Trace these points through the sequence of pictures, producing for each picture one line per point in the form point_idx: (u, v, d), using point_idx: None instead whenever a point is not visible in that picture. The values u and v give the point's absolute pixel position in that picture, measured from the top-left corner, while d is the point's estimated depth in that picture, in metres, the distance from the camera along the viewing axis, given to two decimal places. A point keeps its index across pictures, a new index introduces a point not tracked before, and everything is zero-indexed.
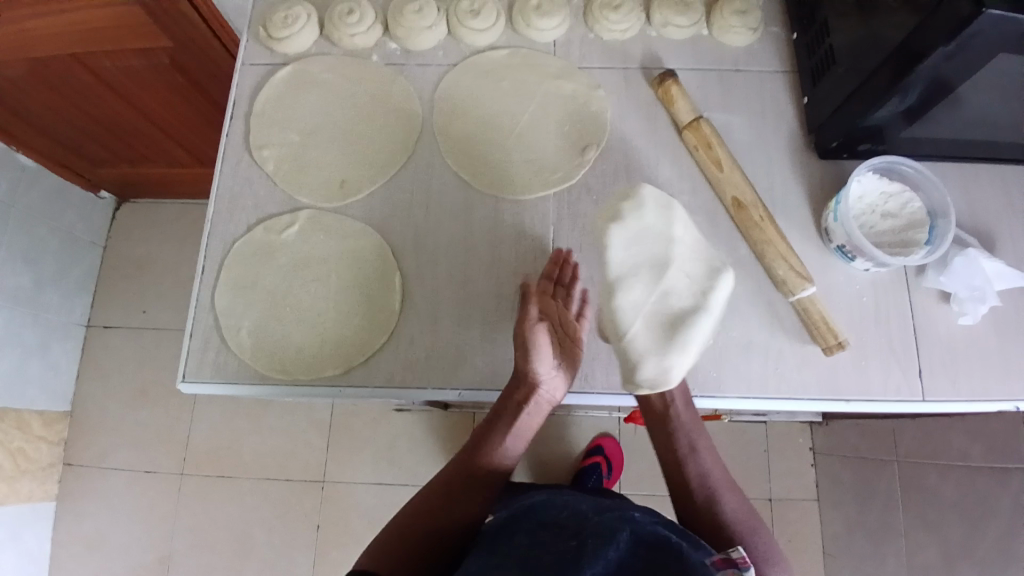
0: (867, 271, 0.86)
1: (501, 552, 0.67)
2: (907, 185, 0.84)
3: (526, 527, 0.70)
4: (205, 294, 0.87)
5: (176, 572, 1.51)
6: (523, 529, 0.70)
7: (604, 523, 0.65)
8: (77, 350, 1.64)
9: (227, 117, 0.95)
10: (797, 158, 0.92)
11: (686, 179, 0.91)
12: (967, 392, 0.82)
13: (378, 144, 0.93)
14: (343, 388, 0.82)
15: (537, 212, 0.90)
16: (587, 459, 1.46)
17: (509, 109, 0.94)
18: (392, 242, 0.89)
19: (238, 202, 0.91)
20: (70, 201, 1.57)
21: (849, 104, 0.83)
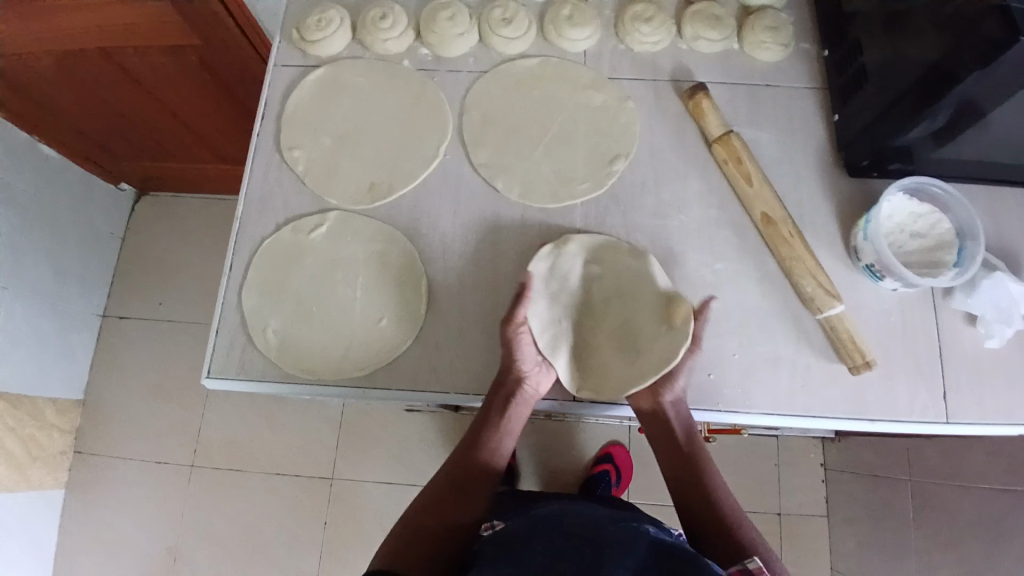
0: (895, 290, 0.86)
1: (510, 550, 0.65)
2: (937, 206, 0.84)
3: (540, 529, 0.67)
4: (232, 292, 0.88)
5: (183, 563, 1.52)
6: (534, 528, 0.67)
7: (620, 533, 0.64)
8: (94, 340, 1.65)
9: (258, 118, 0.96)
10: (826, 175, 0.92)
11: (713, 193, 0.91)
12: (993, 414, 0.82)
13: (408, 149, 0.93)
14: (367, 389, 0.83)
15: (563, 220, 0.90)
16: (597, 466, 1.46)
17: (539, 117, 0.95)
18: (418, 245, 0.89)
19: (267, 201, 0.92)
20: (93, 193, 1.59)
21: (881, 124, 0.83)
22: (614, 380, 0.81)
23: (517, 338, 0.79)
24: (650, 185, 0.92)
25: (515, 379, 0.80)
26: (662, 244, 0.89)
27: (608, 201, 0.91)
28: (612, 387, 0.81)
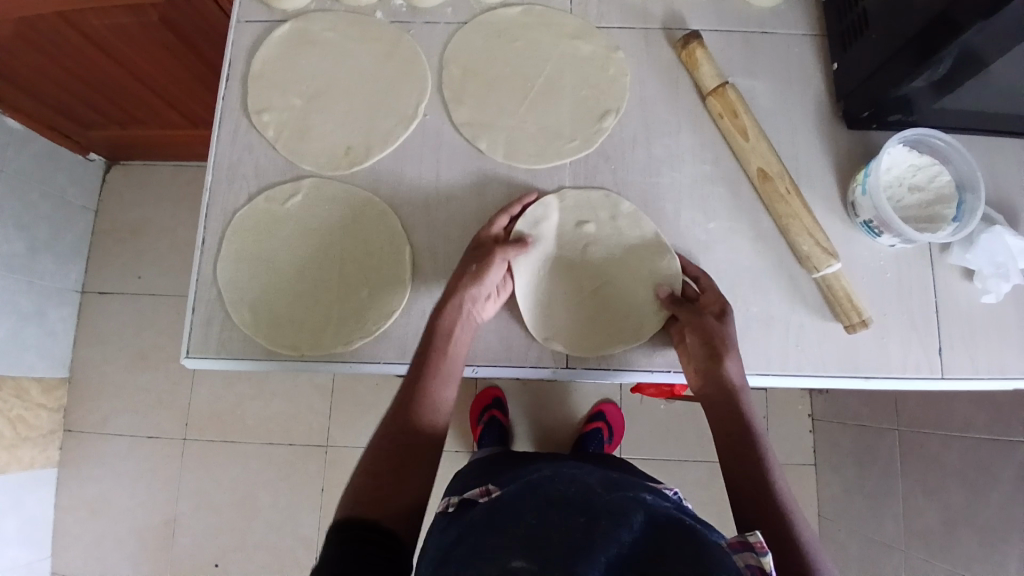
0: (892, 246, 0.84)
1: (498, 525, 0.61)
2: (936, 158, 0.81)
3: (532, 503, 0.63)
4: (207, 267, 0.84)
5: (182, 534, 1.53)
6: (525, 500, 0.63)
7: (614, 503, 0.61)
8: (74, 316, 1.61)
9: (223, 79, 0.89)
10: (823, 127, 0.88)
11: (707, 149, 0.87)
12: (985, 368, 0.81)
13: (385, 109, 0.88)
14: (353, 364, 0.80)
15: (551, 180, 0.87)
16: (589, 425, 1.46)
17: (524, 71, 0.89)
18: (401, 212, 0.85)
19: (238, 169, 0.86)
20: (61, 164, 1.51)
21: (881, 73, 0.79)
22: (619, 330, 0.82)
23: (496, 257, 0.77)
24: (642, 141, 0.88)
25: (467, 290, 0.76)
26: (653, 203, 0.86)
27: (598, 159, 0.87)
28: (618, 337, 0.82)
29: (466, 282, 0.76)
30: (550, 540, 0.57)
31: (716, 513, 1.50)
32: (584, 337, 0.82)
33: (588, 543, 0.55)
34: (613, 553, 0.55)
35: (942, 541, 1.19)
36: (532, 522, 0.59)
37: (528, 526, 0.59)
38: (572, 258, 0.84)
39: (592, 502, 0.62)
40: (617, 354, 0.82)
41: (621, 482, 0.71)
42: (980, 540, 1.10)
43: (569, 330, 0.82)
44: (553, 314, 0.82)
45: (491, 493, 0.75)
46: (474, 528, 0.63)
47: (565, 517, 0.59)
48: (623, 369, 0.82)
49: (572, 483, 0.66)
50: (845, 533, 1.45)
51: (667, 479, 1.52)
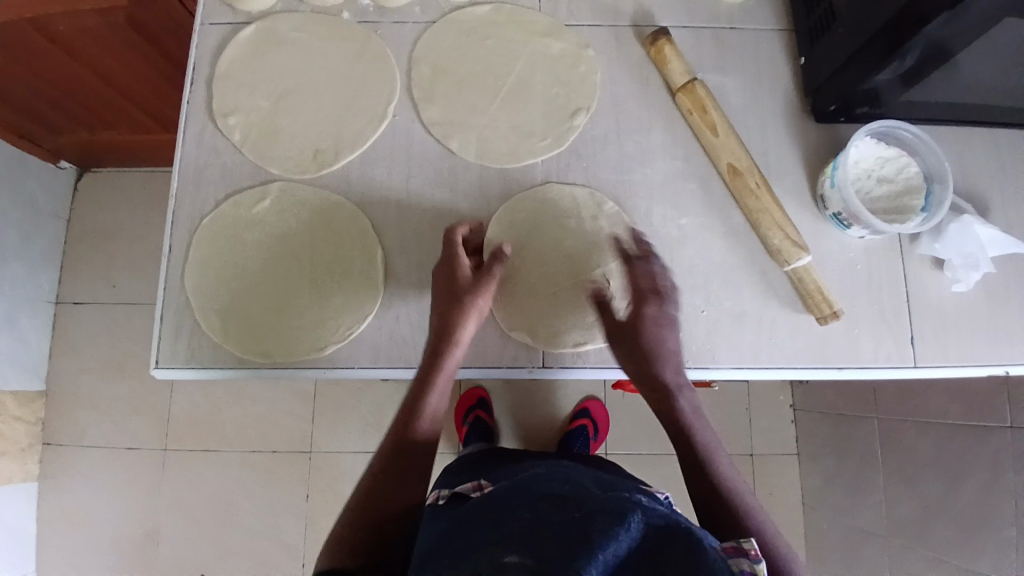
0: (861, 238, 0.85)
1: (494, 523, 0.60)
2: (903, 150, 0.82)
3: (526, 500, 0.63)
4: (175, 275, 0.82)
5: (165, 546, 1.50)
6: (519, 498, 0.63)
7: (614, 502, 0.58)
8: (48, 327, 1.57)
9: (188, 83, 0.88)
10: (793, 121, 0.89)
11: (678, 145, 0.88)
12: (956, 357, 0.82)
13: (354, 110, 0.87)
14: (327, 369, 0.79)
15: (523, 180, 0.86)
16: (573, 423, 1.46)
17: (494, 70, 0.89)
18: (372, 214, 0.84)
19: (205, 175, 0.85)
20: (30, 171, 1.47)
21: (848, 66, 0.79)
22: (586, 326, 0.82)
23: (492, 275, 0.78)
24: (614, 139, 0.88)
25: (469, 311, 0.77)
26: (626, 201, 0.86)
27: (571, 158, 0.87)
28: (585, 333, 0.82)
29: (453, 307, 0.76)
30: (544, 535, 0.55)
31: None
32: (551, 332, 0.82)
33: (585, 542, 0.52)
34: (610, 551, 0.52)
35: (922, 528, 1.20)
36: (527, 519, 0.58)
37: (523, 521, 0.58)
38: (538, 245, 0.84)
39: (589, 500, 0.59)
40: (592, 352, 0.82)
41: (615, 486, 0.69)
42: (958, 526, 1.12)
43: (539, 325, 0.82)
44: (517, 304, 0.82)
45: (483, 488, 0.76)
46: (467, 525, 0.63)
47: (560, 514, 0.58)
48: (599, 366, 0.82)
49: (567, 483, 0.65)
50: (828, 523, 1.47)
51: (652, 474, 1.53)
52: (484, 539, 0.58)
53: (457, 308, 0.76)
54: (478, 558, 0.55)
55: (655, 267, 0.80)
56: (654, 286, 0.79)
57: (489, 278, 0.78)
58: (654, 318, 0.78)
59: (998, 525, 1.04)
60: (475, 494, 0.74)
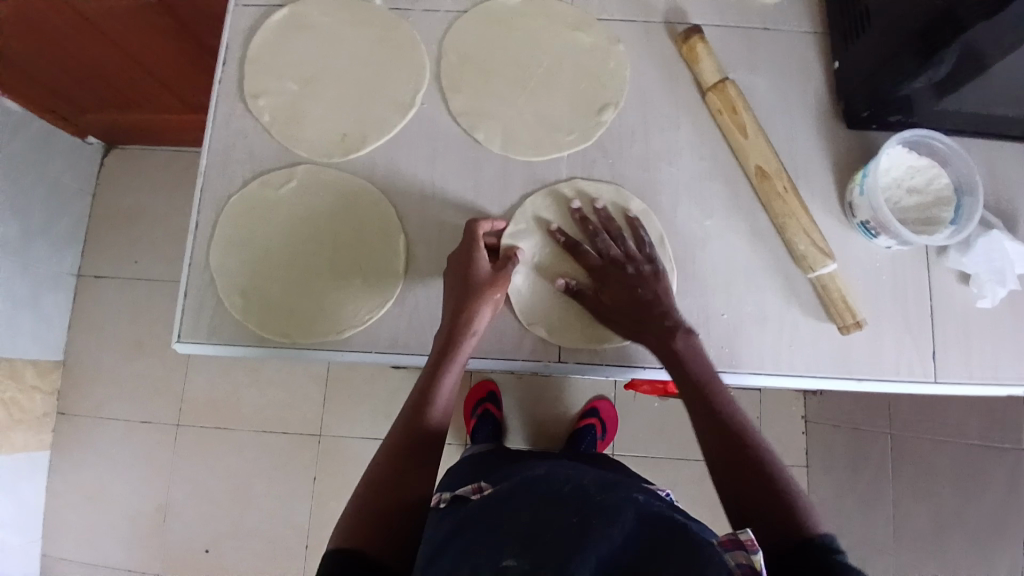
0: (888, 248, 0.84)
1: (494, 523, 0.61)
2: (935, 160, 0.81)
3: (527, 499, 0.63)
4: (199, 252, 0.83)
5: (173, 520, 1.53)
6: (520, 497, 0.64)
7: (609, 502, 0.60)
8: (70, 300, 1.60)
9: (219, 62, 0.89)
10: (823, 126, 0.87)
11: (705, 145, 0.87)
12: (979, 373, 0.81)
13: (381, 97, 0.87)
14: (344, 351, 0.80)
15: (547, 174, 0.86)
16: (582, 421, 1.46)
17: (523, 62, 0.88)
18: (395, 201, 0.85)
19: (232, 154, 0.86)
20: (59, 146, 1.50)
21: (883, 72, 0.78)
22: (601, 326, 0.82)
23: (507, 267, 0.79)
24: (641, 136, 0.87)
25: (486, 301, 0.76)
26: (650, 199, 0.85)
27: (596, 153, 0.87)
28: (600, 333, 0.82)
29: (471, 301, 0.75)
30: (544, 539, 0.56)
31: (707, 512, 1.50)
32: (566, 330, 0.82)
33: (580, 539, 0.55)
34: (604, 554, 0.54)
35: (932, 545, 1.19)
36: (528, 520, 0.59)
37: (523, 522, 0.59)
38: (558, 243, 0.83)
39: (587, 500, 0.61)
40: (609, 351, 0.82)
41: (615, 480, 0.71)
42: (970, 546, 1.10)
43: (555, 323, 0.82)
44: (537, 302, 0.82)
45: (483, 489, 0.76)
46: (470, 525, 0.64)
47: (559, 515, 0.59)
48: (616, 364, 0.82)
49: (567, 478, 0.66)
50: (835, 535, 1.45)
51: (659, 476, 1.52)
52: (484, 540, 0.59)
53: (474, 298, 0.76)
54: (479, 561, 0.56)
55: (609, 241, 0.80)
56: (612, 257, 0.80)
57: (505, 271, 0.78)
58: (632, 281, 0.78)
59: (1011, 546, 1.03)
60: (476, 496, 0.75)
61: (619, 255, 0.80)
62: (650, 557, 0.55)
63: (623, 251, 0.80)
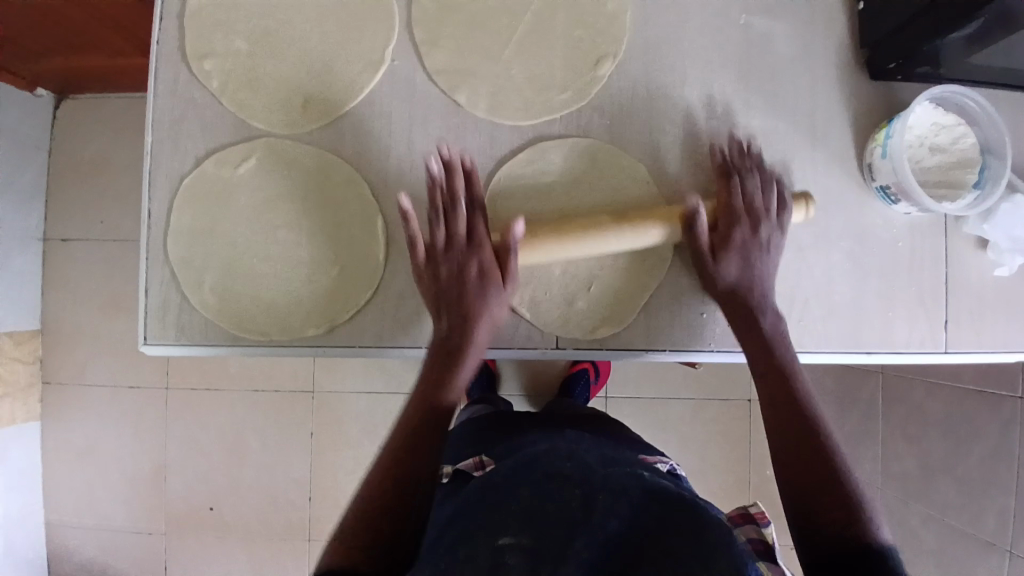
0: (906, 213, 0.78)
1: (491, 503, 0.60)
2: (963, 118, 0.73)
3: (528, 477, 0.63)
4: (157, 242, 0.76)
5: (172, 481, 1.53)
6: (522, 476, 0.63)
7: (614, 480, 0.60)
8: (38, 265, 1.51)
9: (157, 16, 0.77)
10: (841, 76, 0.79)
11: (714, 101, 0.78)
12: (990, 343, 0.78)
13: (348, 55, 0.76)
14: (326, 348, 0.74)
15: (530, 146, 0.77)
16: (575, 367, 1.44)
17: (507, 8, 0.77)
18: (370, 176, 0.76)
19: (182, 128, 0.76)
20: (4, 102, 1.36)
21: (914, 22, 0.69)
22: (592, 306, 0.77)
23: (458, 197, 0.70)
24: (643, 92, 0.78)
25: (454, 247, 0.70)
26: (652, 165, 0.78)
27: (593, 114, 0.78)
28: (590, 313, 0.77)
29: (439, 258, 0.70)
30: (545, 522, 0.56)
31: (697, 451, 1.54)
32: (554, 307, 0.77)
33: (585, 520, 0.55)
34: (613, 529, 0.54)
35: (921, 487, 1.22)
36: (528, 499, 0.59)
37: (524, 503, 0.59)
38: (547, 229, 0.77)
39: (590, 479, 0.61)
40: (609, 333, 0.77)
41: (616, 457, 0.71)
42: (961, 489, 1.13)
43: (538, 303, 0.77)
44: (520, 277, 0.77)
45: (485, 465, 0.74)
46: (468, 508, 0.62)
47: (562, 494, 0.59)
48: (616, 349, 0.77)
49: (569, 457, 0.66)
50: None
51: (651, 418, 1.54)
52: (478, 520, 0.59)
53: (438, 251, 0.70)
54: (471, 544, 0.56)
55: (752, 189, 0.73)
56: (748, 206, 0.72)
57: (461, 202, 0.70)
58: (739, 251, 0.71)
59: (1000, 492, 1.05)
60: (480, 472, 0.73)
61: (757, 207, 0.73)
62: (656, 527, 0.55)
63: (762, 204, 0.73)
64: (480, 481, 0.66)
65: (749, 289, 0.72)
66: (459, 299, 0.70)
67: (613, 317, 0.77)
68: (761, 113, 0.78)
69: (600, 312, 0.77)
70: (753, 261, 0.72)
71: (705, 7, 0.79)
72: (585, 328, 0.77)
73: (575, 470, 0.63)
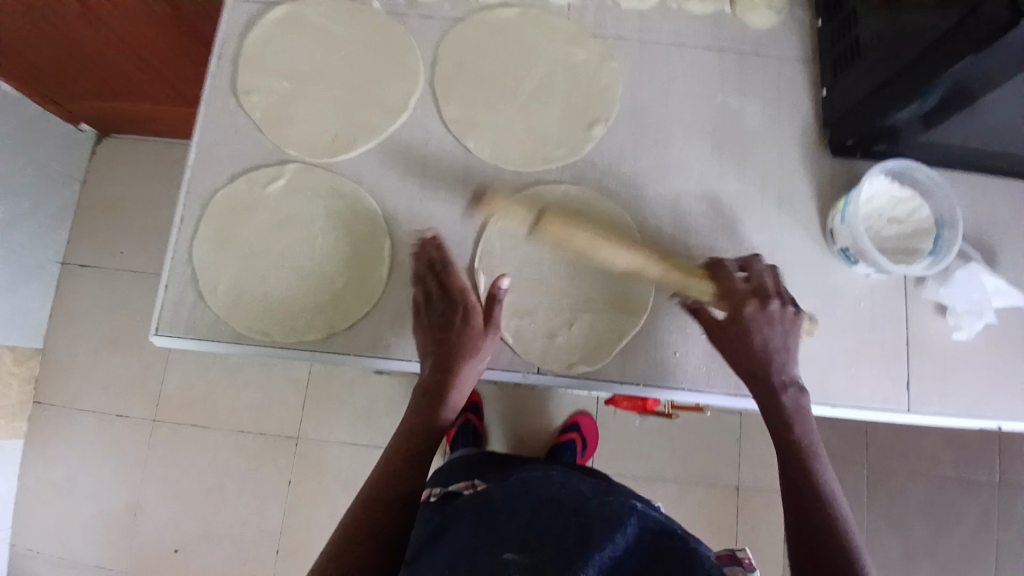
0: (868, 276, 0.85)
1: (489, 528, 0.62)
2: (918, 192, 0.82)
3: (523, 502, 0.64)
4: (183, 246, 0.83)
5: (143, 519, 1.50)
6: (517, 501, 0.65)
7: (608, 508, 0.61)
8: (53, 289, 1.58)
9: (214, 56, 0.89)
10: (808, 153, 0.89)
11: (695, 164, 0.88)
12: (955, 406, 0.82)
13: (374, 101, 0.87)
14: (323, 353, 0.79)
15: (534, 185, 0.86)
16: (563, 435, 1.46)
17: (516, 74, 0.89)
18: (383, 203, 0.84)
19: (221, 149, 0.85)
20: (49, 134, 1.48)
21: (870, 102, 0.80)
22: (578, 337, 0.82)
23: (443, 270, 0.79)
24: (631, 154, 0.88)
25: (436, 312, 0.77)
26: (637, 216, 0.86)
27: (585, 168, 0.87)
28: (575, 342, 0.82)
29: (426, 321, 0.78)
30: (541, 542, 0.58)
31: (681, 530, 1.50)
32: (539, 340, 0.82)
33: (582, 543, 0.56)
34: (609, 554, 0.55)
35: None
36: (524, 524, 0.60)
37: (522, 526, 0.60)
38: (538, 257, 0.84)
39: (582, 504, 0.62)
40: (585, 364, 0.81)
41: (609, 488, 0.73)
42: None
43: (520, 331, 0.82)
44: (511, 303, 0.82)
45: (475, 486, 0.81)
46: (467, 527, 0.64)
47: (556, 517, 0.60)
48: (594, 380, 0.81)
49: (562, 485, 0.68)
50: None
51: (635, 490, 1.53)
52: (479, 541, 0.60)
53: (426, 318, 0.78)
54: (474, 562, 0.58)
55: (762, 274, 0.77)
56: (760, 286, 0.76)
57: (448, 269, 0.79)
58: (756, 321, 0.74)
59: None
60: (469, 492, 0.79)
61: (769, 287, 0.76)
62: (648, 564, 0.57)
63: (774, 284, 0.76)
64: (473, 505, 0.68)
65: (768, 362, 0.73)
66: (443, 345, 0.75)
67: (591, 355, 0.82)
68: (738, 179, 0.87)
69: (582, 346, 0.82)
70: (772, 339, 0.74)
71: (688, 87, 0.90)
72: (563, 360, 0.81)
73: (567, 496, 0.64)
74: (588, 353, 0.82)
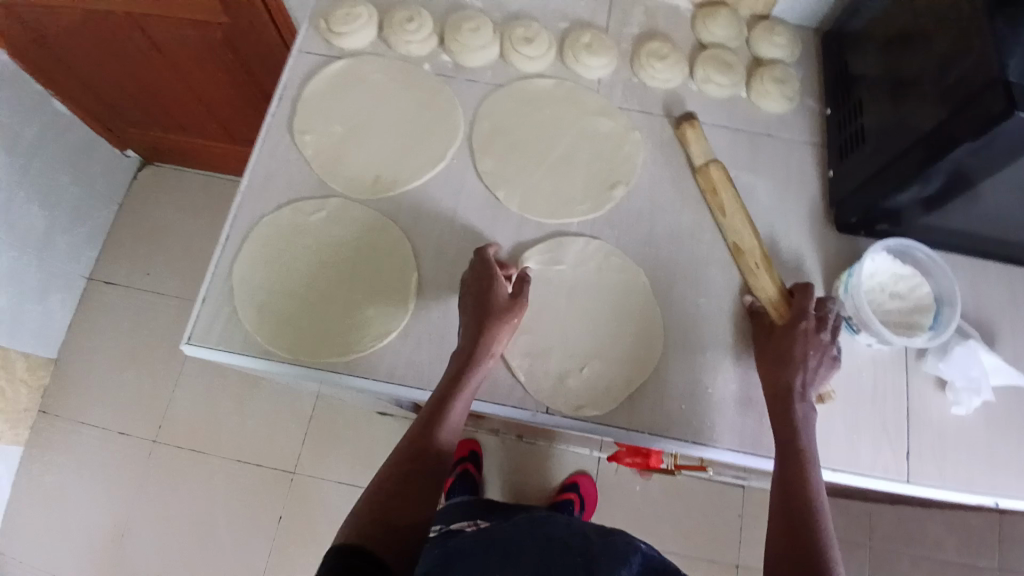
0: (869, 347, 0.88)
1: (497, 560, 0.63)
2: (919, 270, 0.87)
3: (532, 543, 0.66)
4: (225, 264, 0.88)
5: (129, 541, 1.49)
6: (527, 542, 0.66)
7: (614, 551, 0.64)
8: (75, 301, 1.64)
9: (276, 99, 0.98)
10: (815, 228, 0.95)
11: (708, 229, 0.94)
12: (953, 480, 0.83)
13: (416, 149, 0.95)
14: (343, 374, 0.83)
15: (557, 236, 0.92)
16: (561, 495, 1.44)
17: (546, 137, 0.98)
18: (415, 241, 0.90)
19: (271, 180, 0.93)
20: (96, 155, 1.59)
21: (873, 183, 0.86)
22: (590, 381, 0.85)
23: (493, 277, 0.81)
24: (648, 216, 0.94)
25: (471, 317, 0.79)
26: (651, 272, 0.91)
27: (604, 225, 0.94)
28: (586, 387, 0.85)
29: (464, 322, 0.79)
30: None
31: None
32: (552, 382, 0.85)
33: None
34: None
35: None
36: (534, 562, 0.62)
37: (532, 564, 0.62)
38: (557, 304, 0.89)
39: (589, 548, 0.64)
40: (593, 409, 0.84)
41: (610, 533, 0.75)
42: None
43: (534, 371, 0.85)
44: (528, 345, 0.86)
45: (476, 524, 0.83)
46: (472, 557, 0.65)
47: (566, 559, 0.62)
48: (601, 426, 0.84)
49: (569, 529, 0.70)
50: None
51: None
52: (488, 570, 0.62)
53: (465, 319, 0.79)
54: None
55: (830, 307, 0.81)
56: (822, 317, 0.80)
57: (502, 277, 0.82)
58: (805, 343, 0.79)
59: None
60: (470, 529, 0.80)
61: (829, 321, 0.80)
62: None
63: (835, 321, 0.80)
64: (479, 541, 0.70)
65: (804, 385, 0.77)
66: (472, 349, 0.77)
67: (600, 400, 0.84)
68: None
69: (592, 391, 0.85)
70: (812, 365, 0.78)
71: None
72: (572, 403, 0.84)
73: (574, 540, 0.66)
74: (598, 399, 0.84)
